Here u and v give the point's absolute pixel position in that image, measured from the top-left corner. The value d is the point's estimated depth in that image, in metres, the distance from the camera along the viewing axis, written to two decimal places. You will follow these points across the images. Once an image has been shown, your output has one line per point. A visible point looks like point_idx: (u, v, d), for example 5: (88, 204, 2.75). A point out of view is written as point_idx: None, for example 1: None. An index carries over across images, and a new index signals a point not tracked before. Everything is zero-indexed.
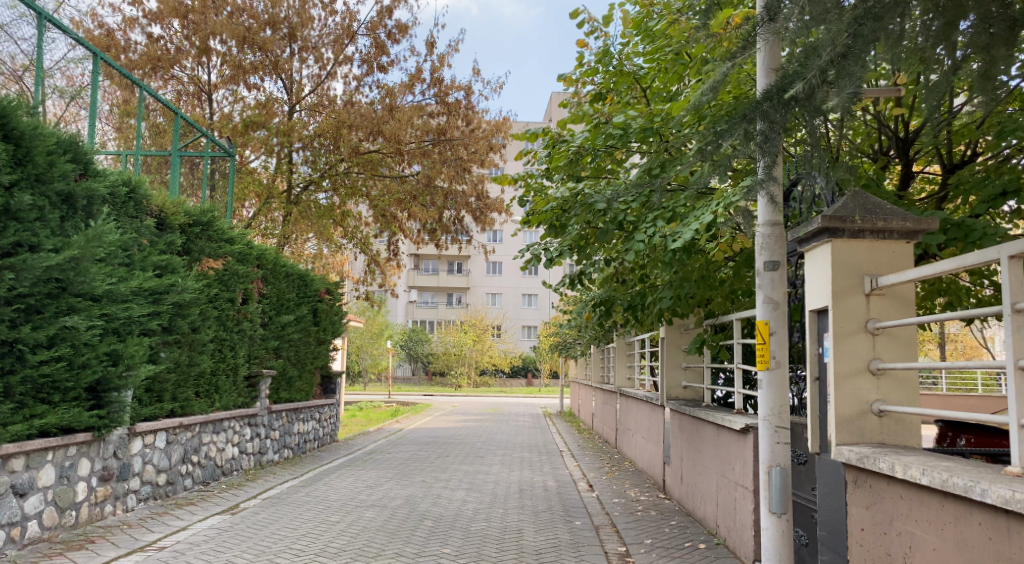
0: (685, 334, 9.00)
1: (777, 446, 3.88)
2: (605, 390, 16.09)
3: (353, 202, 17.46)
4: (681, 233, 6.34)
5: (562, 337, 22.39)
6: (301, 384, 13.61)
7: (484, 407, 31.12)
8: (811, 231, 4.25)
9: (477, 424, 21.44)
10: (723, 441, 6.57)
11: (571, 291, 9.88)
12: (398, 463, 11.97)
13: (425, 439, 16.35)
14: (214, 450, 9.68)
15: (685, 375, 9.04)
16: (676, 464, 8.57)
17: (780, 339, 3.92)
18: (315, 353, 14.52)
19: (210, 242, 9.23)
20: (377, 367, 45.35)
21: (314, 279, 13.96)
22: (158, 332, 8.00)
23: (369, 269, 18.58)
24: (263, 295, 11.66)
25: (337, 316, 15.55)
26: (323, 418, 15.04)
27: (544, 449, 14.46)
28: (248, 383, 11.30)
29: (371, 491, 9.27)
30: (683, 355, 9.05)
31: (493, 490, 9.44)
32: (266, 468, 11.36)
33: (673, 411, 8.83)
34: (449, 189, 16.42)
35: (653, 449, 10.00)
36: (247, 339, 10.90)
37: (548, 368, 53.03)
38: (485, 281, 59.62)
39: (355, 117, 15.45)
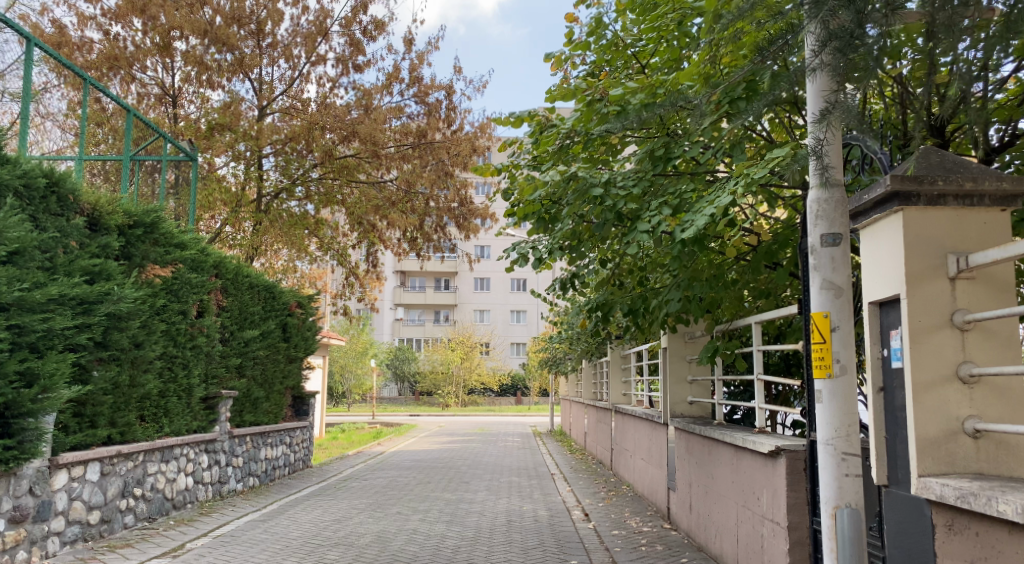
0: (690, 343, 8.05)
1: (845, 480, 2.95)
2: (599, 407, 15.11)
3: (329, 210, 16.49)
4: (693, 219, 5.37)
5: (552, 353, 21.41)
6: (269, 406, 12.54)
7: (472, 427, 30.07)
8: (874, 199, 3.34)
9: (464, 445, 20.35)
10: (743, 465, 5.61)
11: (560, 298, 8.94)
12: (373, 492, 10.91)
13: (406, 464, 15.28)
14: (163, 480, 8.60)
15: (691, 390, 8.10)
16: (684, 490, 7.60)
17: (844, 336, 3.02)
18: (285, 372, 13.47)
19: (156, 247, 8.25)
20: (362, 388, 44.05)
21: (282, 291, 12.95)
22: (89, 347, 6.97)
23: (347, 282, 17.58)
24: (223, 307, 10.63)
25: (310, 332, 14.52)
26: (295, 442, 13.95)
27: (534, 472, 13.44)
28: (206, 405, 10.23)
29: (339, 525, 8.23)
30: (688, 367, 8.09)
31: (477, 522, 8.43)
32: (227, 499, 10.26)
33: (679, 430, 7.88)
34: (430, 194, 15.49)
35: (655, 473, 9.02)
36: (204, 356, 9.86)
37: (537, 385, 52.00)
38: (472, 297, 58.64)
39: (329, 118, 14.56)
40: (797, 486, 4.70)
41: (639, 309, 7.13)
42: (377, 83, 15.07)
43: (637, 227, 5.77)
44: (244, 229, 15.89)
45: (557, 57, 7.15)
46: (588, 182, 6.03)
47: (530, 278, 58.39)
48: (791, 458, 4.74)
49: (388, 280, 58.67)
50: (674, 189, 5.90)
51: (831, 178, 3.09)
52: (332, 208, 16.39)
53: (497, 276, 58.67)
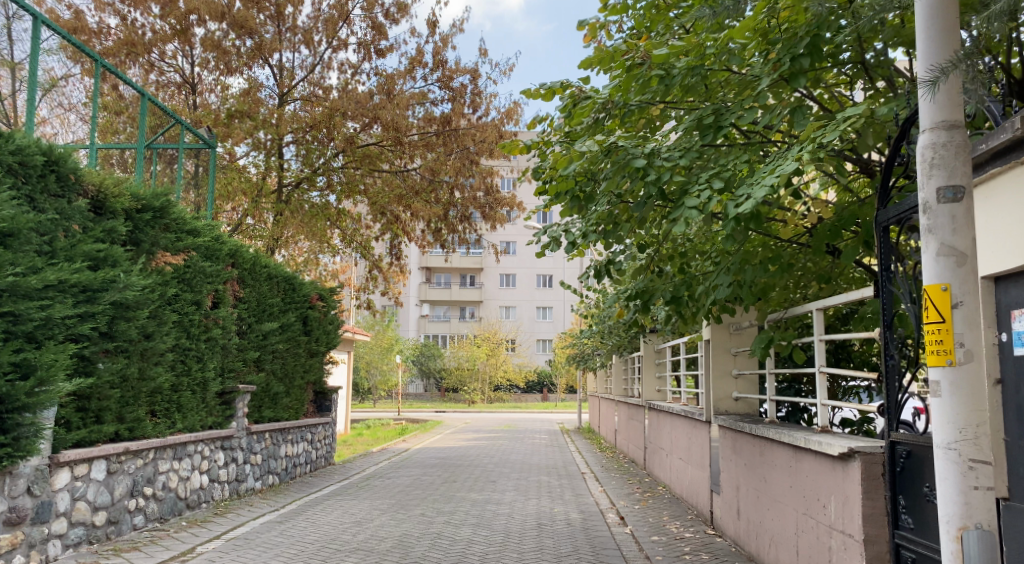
0: (734, 335, 7.46)
1: (973, 494, 2.39)
2: (631, 404, 14.51)
3: (351, 200, 16.06)
4: (751, 191, 4.76)
5: (580, 348, 20.82)
6: (290, 401, 12.12)
7: (497, 424, 29.61)
8: (997, 147, 2.74)
9: (491, 442, 19.86)
10: (804, 469, 5.02)
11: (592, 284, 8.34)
12: (396, 491, 10.43)
13: (431, 462, 14.79)
14: (176, 478, 8.19)
15: (736, 385, 7.50)
16: (729, 494, 6.99)
17: (968, 314, 2.46)
18: (306, 366, 13.04)
19: (166, 233, 7.86)
20: (388, 384, 43.76)
21: (303, 283, 12.53)
22: (93, 337, 6.56)
23: (370, 275, 17.16)
24: (240, 298, 10.21)
25: (332, 326, 14.09)
26: (317, 439, 13.52)
27: (563, 471, 12.88)
28: (222, 400, 9.82)
29: (359, 528, 7.75)
30: (733, 360, 7.49)
31: (506, 525, 7.91)
32: (244, 499, 9.84)
33: (723, 429, 7.29)
34: (455, 183, 14.98)
35: (695, 475, 8.42)
36: (220, 349, 9.45)
37: (564, 381, 51.41)
38: (498, 293, 58.17)
39: (349, 104, 14.11)
40: (874, 494, 4.10)
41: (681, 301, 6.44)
42: (400, 68, 14.60)
43: (684, 203, 5.17)
44: (265, 220, 15.52)
45: (592, 24, 6.56)
46: (629, 152, 5.44)
47: (556, 274, 57.75)
48: (866, 461, 4.14)
49: (413, 276, 58.37)
50: (726, 160, 5.32)
51: (950, 121, 2.61)
52: (354, 198, 15.95)
53: (523, 272, 58.11)
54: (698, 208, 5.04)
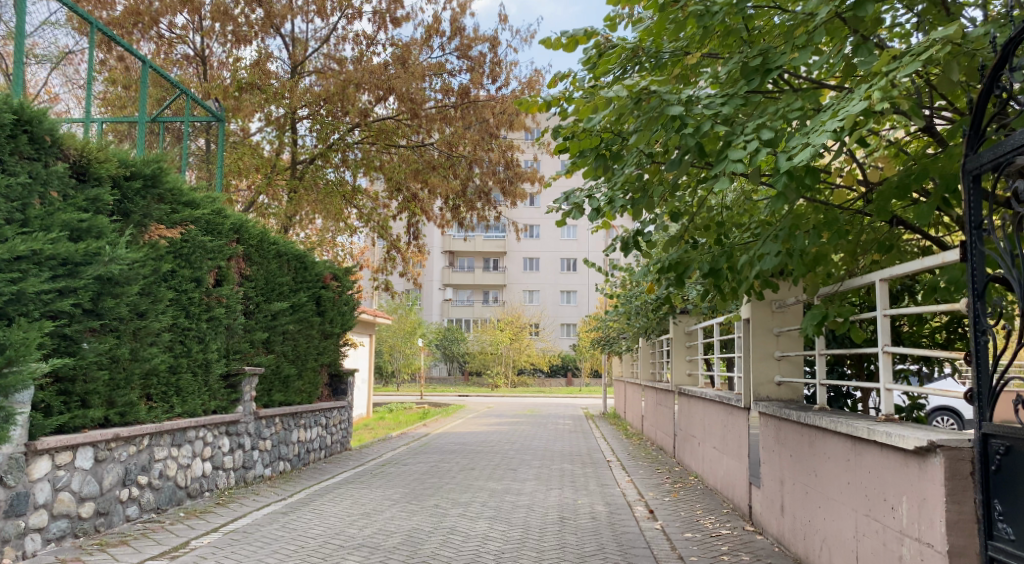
0: (777, 314, 6.79)
1: None
2: (659, 389, 13.83)
3: (367, 177, 15.47)
4: (809, 138, 4.05)
5: (605, 332, 20.13)
6: (302, 385, 11.59)
7: (521, 408, 29.06)
8: None
9: (514, 427, 19.31)
10: (865, 464, 4.32)
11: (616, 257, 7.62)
12: (412, 479, 9.90)
13: (451, 447, 14.22)
14: (174, 465, 7.71)
15: (778, 368, 6.81)
16: (772, 488, 6.31)
17: None
18: (320, 349, 12.54)
19: (160, 205, 7.36)
20: (411, 367, 43.41)
21: (315, 262, 11.98)
22: (75, 314, 6.05)
23: (389, 256, 16.60)
24: (246, 276, 9.69)
25: (346, 306, 13.52)
26: (332, 424, 13.00)
27: (588, 459, 12.26)
28: (228, 383, 9.30)
29: (366, 521, 7.21)
30: (776, 342, 6.79)
31: (525, 519, 7.31)
32: (251, 487, 9.35)
33: (764, 416, 6.60)
34: (474, 157, 14.32)
35: (732, 465, 7.75)
36: (224, 330, 8.95)
37: (588, 365, 50.70)
38: (522, 277, 57.47)
39: (363, 74, 13.47)
40: (960, 497, 3.40)
41: (691, 271, 5.53)
42: (416, 38, 13.91)
43: (726, 156, 4.48)
44: (278, 198, 14.96)
45: None
46: (662, 99, 4.74)
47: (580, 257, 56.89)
48: (951, 458, 3.43)
49: (436, 260, 57.86)
50: (775, 107, 4.61)
51: None
52: (370, 175, 15.31)
53: (547, 255, 57.33)
54: (743, 162, 4.34)
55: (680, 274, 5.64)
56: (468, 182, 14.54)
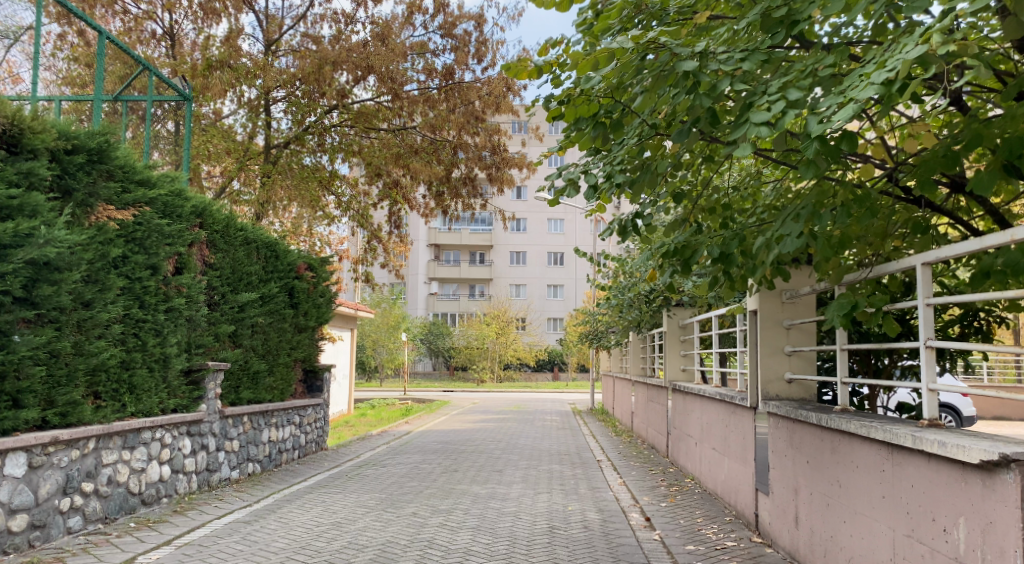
0: (788, 306, 6.22)
1: None
2: (650, 385, 13.27)
3: (346, 163, 14.78)
4: (848, 98, 3.41)
5: (594, 326, 19.56)
6: (273, 382, 10.91)
7: (507, 404, 28.51)
8: None
9: (499, 424, 18.73)
10: (905, 475, 3.72)
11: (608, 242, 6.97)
12: (390, 483, 9.25)
13: (434, 446, 13.59)
14: (126, 470, 7.01)
15: (788, 365, 6.22)
16: (784, 497, 5.71)
17: None
18: (293, 343, 11.85)
19: (109, 183, 6.66)
20: (395, 362, 42.76)
21: (288, 250, 11.30)
22: (5, 303, 5.36)
23: (369, 246, 15.94)
24: (210, 264, 9.01)
25: (323, 299, 12.83)
26: (307, 422, 12.34)
27: (577, 459, 11.68)
28: (189, 379, 8.59)
29: (336, 532, 6.55)
30: (785, 335, 6.23)
31: (511, 529, 6.68)
32: (215, 491, 8.67)
33: (773, 418, 6.02)
34: (458, 141, 13.60)
35: (734, 470, 7.20)
36: (185, 322, 8.25)
37: (575, 360, 50.26)
38: (508, 271, 56.83)
39: (340, 52, 12.79)
40: None
41: (700, 256, 4.90)
42: (397, 15, 13.20)
43: (746, 120, 3.84)
44: (251, 184, 14.22)
45: None
46: (671, 56, 4.10)
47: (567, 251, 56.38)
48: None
49: (421, 253, 57.09)
50: (802, 65, 3.97)
51: None
52: (349, 160, 14.62)
53: (533, 249, 56.74)
54: (768, 125, 3.71)
55: (687, 260, 5.01)
56: (452, 168, 13.84)
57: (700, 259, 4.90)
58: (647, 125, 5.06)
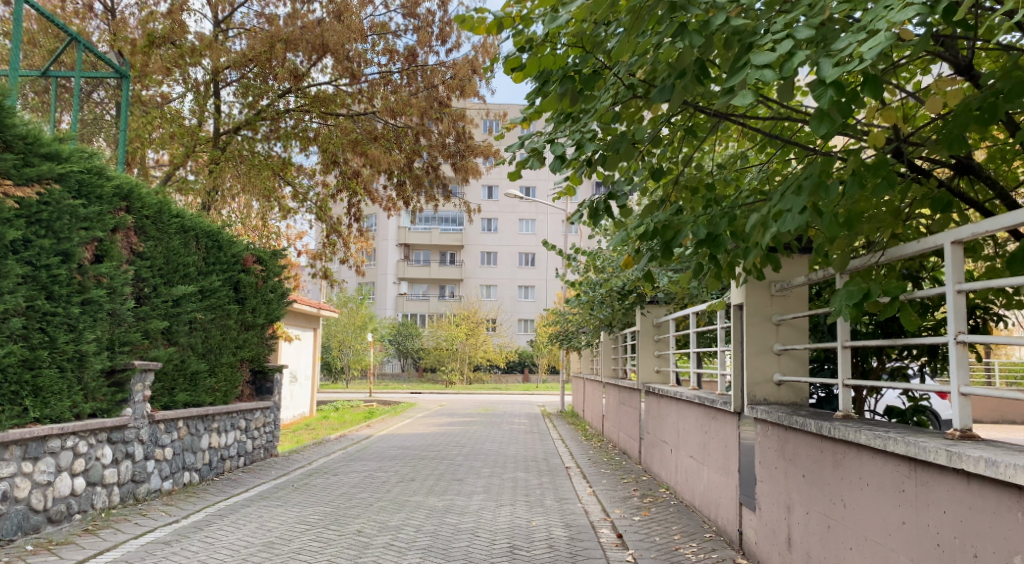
0: (777, 299, 5.60)
1: None
2: (622, 388, 12.61)
3: (303, 152, 13.94)
4: (878, 33, 2.74)
5: (563, 326, 18.91)
6: (214, 383, 10.04)
7: (475, 406, 27.79)
8: None
9: (464, 427, 17.98)
10: (937, 498, 3.03)
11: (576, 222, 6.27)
12: (338, 494, 8.44)
13: (392, 452, 12.79)
14: (26, 484, 6.10)
15: (777, 364, 5.56)
16: (774, 515, 5.04)
17: None
18: (240, 341, 10.98)
19: (5, 154, 5.80)
20: (360, 364, 41.65)
21: (232, 240, 10.43)
22: None
23: (328, 241, 15.12)
24: (139, 253, 8.14)
25: (273, 294, 11.97)
26: (254, 427, 11.48)
27: (544, 466, 10.98)
28: (112, 380, 7.70)
29: (267, 554, 5.74)
30: (775, 332, 5.59)
31: (468, 549, 5.93)
32: (142, 505, 7.78)
33: (762, 423, 5.35)
34: (420, 128, 12.67)
35: (714, 481, 6.57)
36: (107, 317, 7.36)
37: (545, 361, 49.64)
38: (479, 272, 55.99)
39: (294, 31, 12.02)
40: None
41: (679, 237, 4.18)
42: None
43: (747, 63, 3.15)
44: (199, 171, 13.30)
45: None
46: None
47: (538, 251, 55.73)
48: None
49: (390, 253, 56.05)
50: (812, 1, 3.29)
51: None
52: (306, 148, 13.75)
53: (504, 249, 56.00)
54: (773, 69, 3.03)
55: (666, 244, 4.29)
56: (414, 156, 13.00)
57: (677, 241, 4.19)
58: (623, 86, 4.38)
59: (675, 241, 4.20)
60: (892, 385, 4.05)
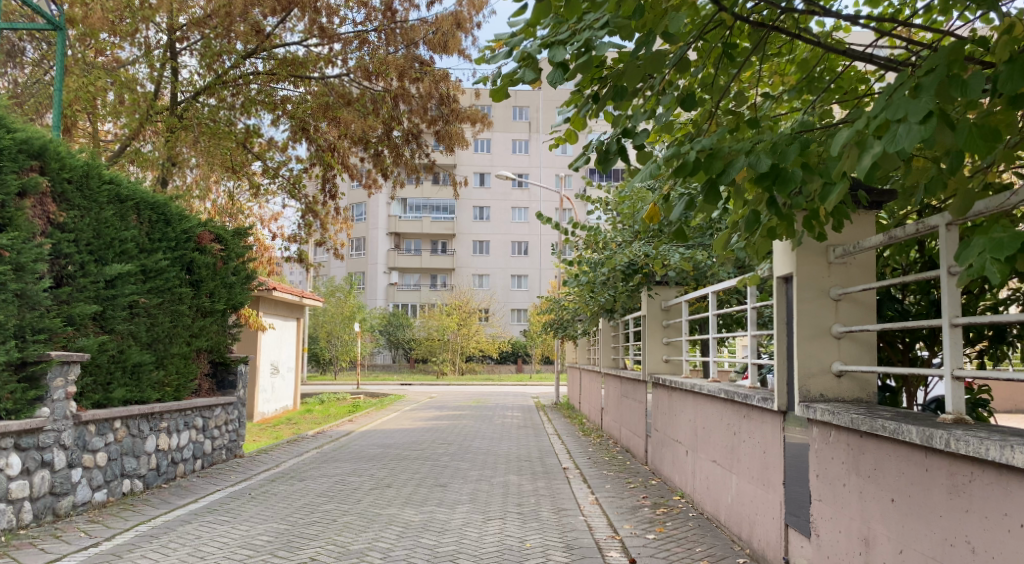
0: (837, 269, 4.45)
1: None
2: (625, 379, 11.43)
3: (272, 121, 12.63)
4: None
5: (559, 314, 17.72)
6: (162, 377, 8.79)
7: (467, 399, 26.69)
8: None
9: (453, 423, 16.77)
10: None
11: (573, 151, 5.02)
12: (300, 506, 7.23)
13: (371, 451, 11.59)
14: None
15: (836, 351, 4.39)
16: (841, 546, 3.87)
17: None
18: (196, 329, 9.73)
19: None
20: (349, 355, 40.29)
21: (181, 214, 9.16)
22: None
23: (303, 222, 13.86)
24: (58, 225, 6.88)
25: (234, 277, 10.73)
26: (215, 425, 10.25)
27: (539, 467, 9.79)
28: (23, 375, 6.44)
29: None
30: (833, 310, 4.43)
31: None
32: (62, 523, 6.52)
33: (822, 426, 4.17)
34: (400, 89, 11.42)
35: (746, 490, 5.44)
36: (13, 299, 6.11)
37: (539, 351, 48.50)
38: (471, 261, 54.68)
39: None
40: None
41: (730, 170, 3.00)
42: None
43: None
44: (155, 141, 12.00)
45: None
46: None
47: (531, 240, 54.48)
48: None
49: (380, 242, 54.66)
50: None
51: None
52: (274, 117, 12.46)
53: (497, 237, 54.74)
54: None
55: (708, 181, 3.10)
56: (392, 123, 11.69)
57: (726, 176, 3.01)
58: None
59: (723, 175, 3.02)
60: (981, 373, 2.98)
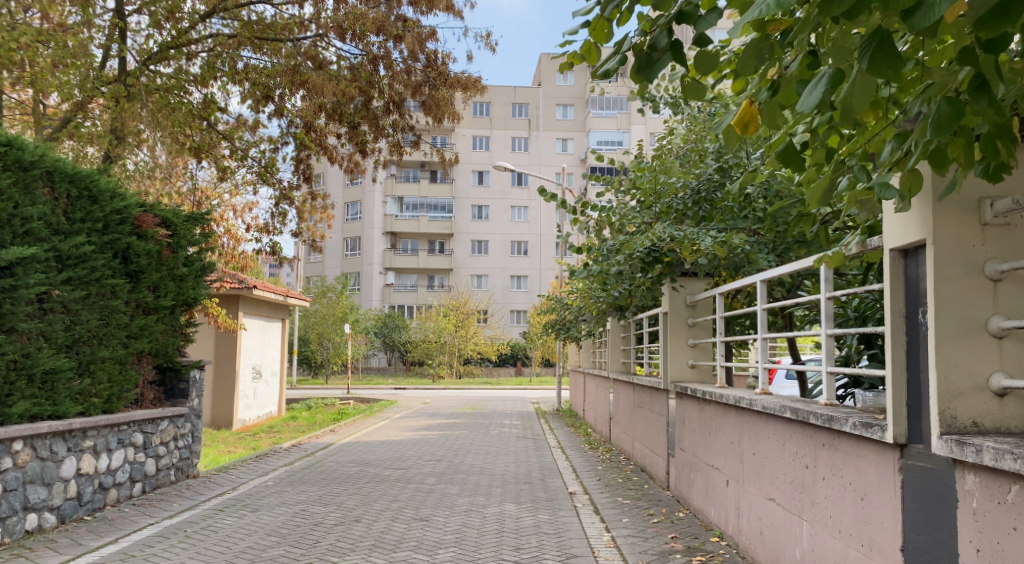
0: (993, 233, 2.96)
1: None
2: (639, 386, 9.97)
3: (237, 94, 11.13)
4: None
5: (561, 315, 16.26)
6: (88, 387, 7.27)
7: (463, 404, 25.21)
8: None
9: (446, 432, 15.29)
10: None
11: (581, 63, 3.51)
12: (242, 552, 5.73)
13: (348, 470, 10.09)
14: None
15: (995, 356, 2.90)
16: None
17: None
18: (135, 329, 8.21)
19: None
20: (341, 358, 38.72)
21: (114, 193, 7.67)
22: None
23: (275, 210, 12.40)
24: None
25: (186, 268, 9.23)
26: (161, 442, 8.76)
27: (541, 491, 8.30)
28: None
29: None
30: (990, 293, 2.93)
31: None
32: None
33: (987, 472, 2.66)
34: (380, 54, 9.99)
35: (830, 548, 3.94)
36: None
37: (538, 354, 47.05)
38: (469, 261, 53.18)
39: None
40: None
41: (937, 2, 1.51)
42: None
43: None
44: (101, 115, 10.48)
45: None
46: None
47: (531, 240, 52.99)
48: None
49: (375, 241, 53.14)
50: None
51: None
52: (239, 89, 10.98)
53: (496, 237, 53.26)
54: None
55: (878, 34, 1.69)
56: (370, 91, 10.26)
57: (930, 12, 1.52)
58: None
59: (921, 14, 1.54)
60: None
